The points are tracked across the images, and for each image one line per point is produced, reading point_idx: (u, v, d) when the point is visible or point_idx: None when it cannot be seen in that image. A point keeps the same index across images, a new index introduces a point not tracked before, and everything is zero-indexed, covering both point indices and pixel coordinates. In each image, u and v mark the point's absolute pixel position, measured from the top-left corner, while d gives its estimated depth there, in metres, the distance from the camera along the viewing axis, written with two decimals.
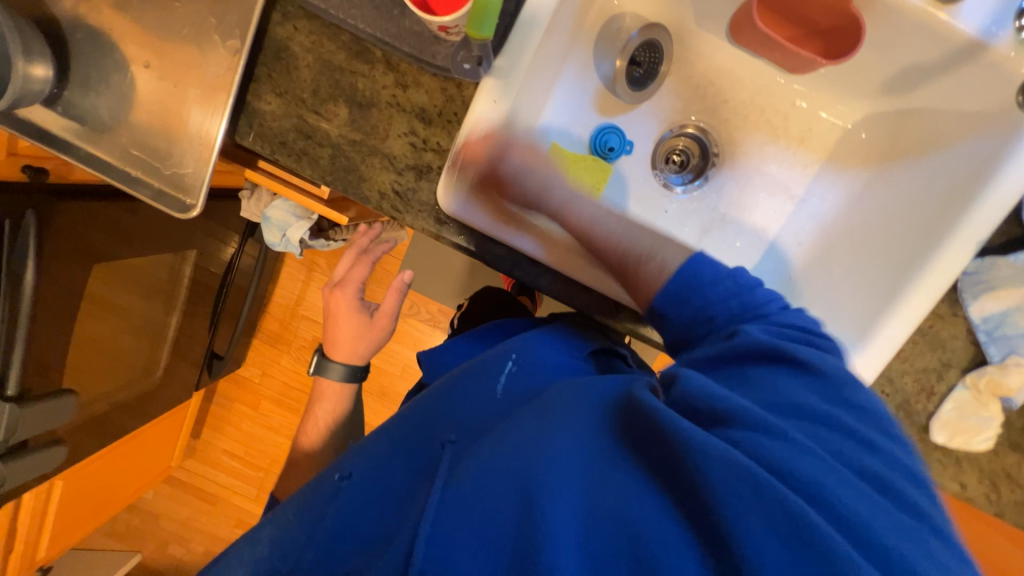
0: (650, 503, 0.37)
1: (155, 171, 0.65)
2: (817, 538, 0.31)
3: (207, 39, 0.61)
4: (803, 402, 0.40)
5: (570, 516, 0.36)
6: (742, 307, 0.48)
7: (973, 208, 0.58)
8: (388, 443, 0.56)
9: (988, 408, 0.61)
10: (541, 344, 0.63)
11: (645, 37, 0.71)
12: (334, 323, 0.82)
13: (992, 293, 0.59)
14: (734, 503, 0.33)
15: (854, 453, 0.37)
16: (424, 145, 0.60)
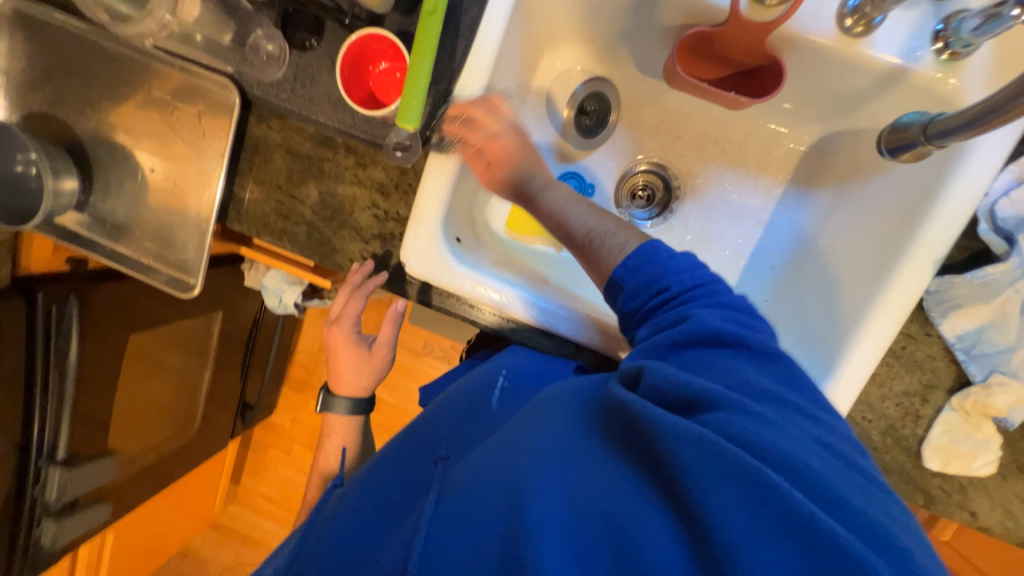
0: (624, 488, 0.40)
1: (165, 258, 0.75)
2: (782, 499, 0.33)
3: (196, 143, 0.70)
4: (753, 378, 0.42)
5: (557, 509, 0.39)
6: (696, 293, 0.48)
7: (925, 224, 0.58)
8: (389, 467, 0.60)
9: (981, 429, 0.58)
10: (522, 357, 0.69)
11: (590, 89, 0.76)
12: (335, 357, 0.87)
13: (961, 311, 0.57)
14: (702, 477, 0.35)
15: (804, 424, 0.40)
16: (386, 215, 0.67)
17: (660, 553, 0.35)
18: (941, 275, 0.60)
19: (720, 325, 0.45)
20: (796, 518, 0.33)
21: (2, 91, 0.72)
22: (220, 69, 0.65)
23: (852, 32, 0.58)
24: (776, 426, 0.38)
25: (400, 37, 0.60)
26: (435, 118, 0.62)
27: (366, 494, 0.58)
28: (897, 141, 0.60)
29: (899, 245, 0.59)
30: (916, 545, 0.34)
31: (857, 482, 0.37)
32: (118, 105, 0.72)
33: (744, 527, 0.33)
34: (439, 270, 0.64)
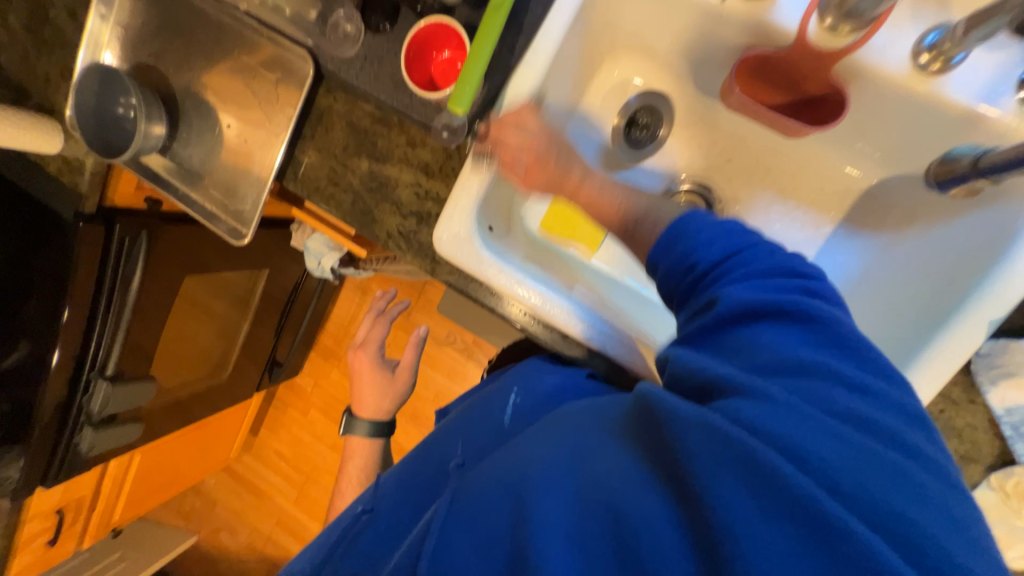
0: (632, 476, 0.39)
1: (226, 207, 0.82)
2: (789, 485, 0.32)
3: (268, 105, 0.76)
4: (790, 345, 0.39)
5: (560, 508, 0.41)
6: (748, 274, 0.44)
7: (998, 271, 0.54)
8: (416, 474, 0.64)
9: (1021, 516, 0.52)
10: (540, 374, 0.69)
11: (644, 101, 0.75)
12: (359, 383, 0.94)
13: (1013, 380, 0.52)
14: (707, 464, 0.34)
15: (844, 397, 0.36)
16: (426, 194, 0.70)
17: (660, 542, 0.35)
18: (995, 339, 0.55)
19: (757, 296, 0.41)
20: (800, 502, 0.31)
21: (116, 43, 0.82)
22: (299, 40, 0.70)
23: (928, 69, 0.55)
24: (797, 409, 0.35)
25: (465, 28, 0.63)
26: (487, 109, 0.65)
27: (395, 507, 0.62)
28: (946, 173, 0.59)
29: (969, 283, 0.56)
30: (956, 539, 0.31)
31: (901, 469, 0.33)
32: (211, 64, 0.80)
33: (744, 513, 0.32)
34: (469, 252, 0.67)
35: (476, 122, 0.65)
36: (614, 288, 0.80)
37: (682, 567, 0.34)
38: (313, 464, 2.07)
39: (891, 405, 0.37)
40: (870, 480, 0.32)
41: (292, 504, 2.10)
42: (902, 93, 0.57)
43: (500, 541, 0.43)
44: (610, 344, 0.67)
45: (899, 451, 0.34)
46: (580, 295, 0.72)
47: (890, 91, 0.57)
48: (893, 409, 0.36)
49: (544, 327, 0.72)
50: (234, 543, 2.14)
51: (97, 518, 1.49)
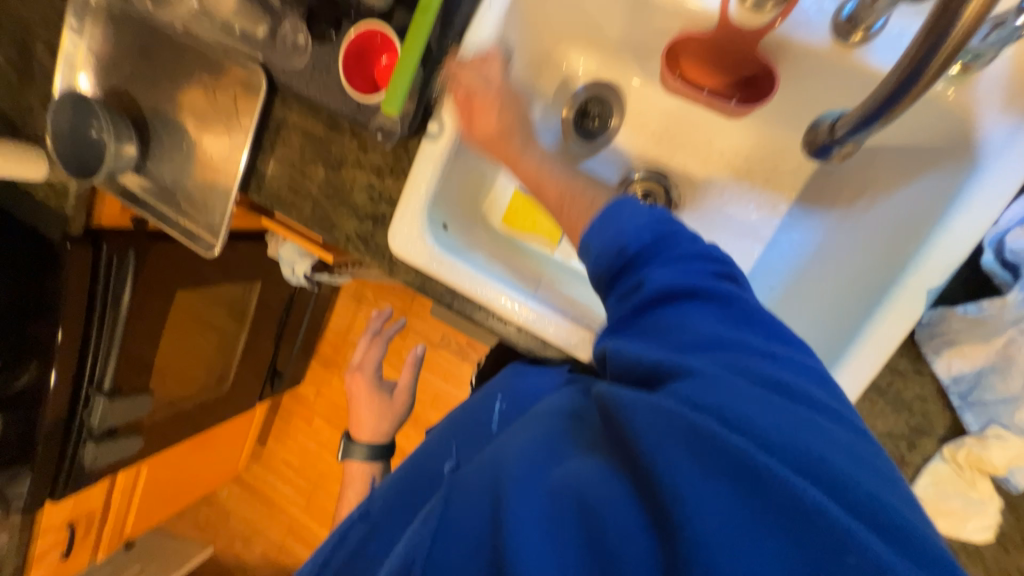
0: (595, 466, 0.40)
1: (198, 220, 0.85)
2: (720, 441, 0.34)
3: (231, 120, 0.79)
4: (717, 331, 0.42)
5: (535, 500, 0.39)
6: (683, 262, 0.46)
7: (935, 234, 0.53)
8: (408, 480, 0.64)
9: (977, 487, 0.51)
10: (522, 378, 0.70)
11: (591, 92, 0.76)
12: (356, 407, 0.94)
13: (955, 349, 0.51)
14: (653, 435, 0.36)
15: (759, 366, 0.40)
16: (380, 197, 0.72)
17: (625, 525, 0.35)
18: (936, 307, 0.54)
19: (670, 277, 0.45)
20: (743, 464, 0.33)
21: (91, 69, 0.86)
22: (253, 54, 0.73)
23: (849, 40, 0.56)
24: (725, 379, 0.38)
25: (402, 33, 0.65)
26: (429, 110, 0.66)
27: (386, 517, 0.61)
28: (812, 142, 0.59)
29: (910, 248, 0.55)
30: (873, 479, 0.34)
31: (816, 424, 0.36)
32: (177, 84, 0.83)
33: (687, 475, 0.34)
34: (422, 252, 0.68)
35: (419, 123, 0.66)
36: (575, 282, 0.80)
37: (644, 541, 0.34)
38: (320, 471, 2.11)
39: (798, 372, 0.41)
40: (794, 431, 0.35)
41: (302, 512, 2.13)
42: (830, 67, 0.57)
43: (477, 538, 0.42)
44: (569, 338, 0.66)
45: (812, 413, 0.38)
46: (541, 289, 0.74)
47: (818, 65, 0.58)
48: (794, 369, 0.40)
49: (506, 321, 0.72)
50: (248, 552, 2.19)
51: (109, 528, 1.54)
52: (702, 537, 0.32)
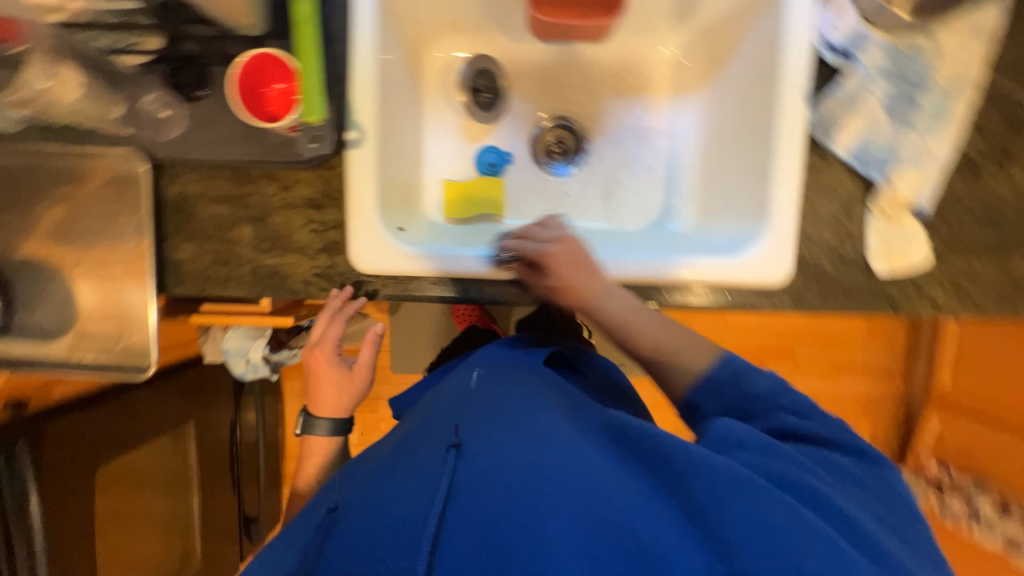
0: (638, 504, 0.45)
1: (112, 351, 0.71)
2: (792, 545, 0.42)
3: (109, 221, 0.68)
4: (766, 440, 0.51)
5: (573, 520, 0.44)
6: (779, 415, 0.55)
7: (783, 61, 0.67)
8: (389, 451, 0.59)
9: (905, 223, 0.65)
10: (498, 358, 0.71)
11: (474, 67, 0.83)
12: (317, 382, 0.77)
13: (842, 129, 0.65)
14: (716, 500, 0.44)
15: (802, 470, 0.49)
16: (324, 226, 0.68)
17: (669, 547, 0.42)
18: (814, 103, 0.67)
19: (729, 399, 0.57)
20: (832, 566, 0.41)
21: None
22: (119, 141, 0.65)
23: None
24: (802, 491, 0.47)
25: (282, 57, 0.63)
26: (341, 119, 0.65)
27: (371, 485, 0.53)
28: None
29: (771, 78, 0.68)
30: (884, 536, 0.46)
31: (843, 517, 0.46)
32: (22, 214, 0.70)
33: (740, 530, 0.42)
34: (393, 257, 0.67)
35: (336, 134, 0.65)
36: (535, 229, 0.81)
37: (684, 567, 0.41)
38: None
39: (864, 503, 0.50)
40: (837, 526, 0.45)
41: None
42: None
43: (508, 537, 0.43)
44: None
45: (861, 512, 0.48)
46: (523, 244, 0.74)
47: None
48: (836, 473, 0.52)
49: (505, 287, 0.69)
50: None
51: None
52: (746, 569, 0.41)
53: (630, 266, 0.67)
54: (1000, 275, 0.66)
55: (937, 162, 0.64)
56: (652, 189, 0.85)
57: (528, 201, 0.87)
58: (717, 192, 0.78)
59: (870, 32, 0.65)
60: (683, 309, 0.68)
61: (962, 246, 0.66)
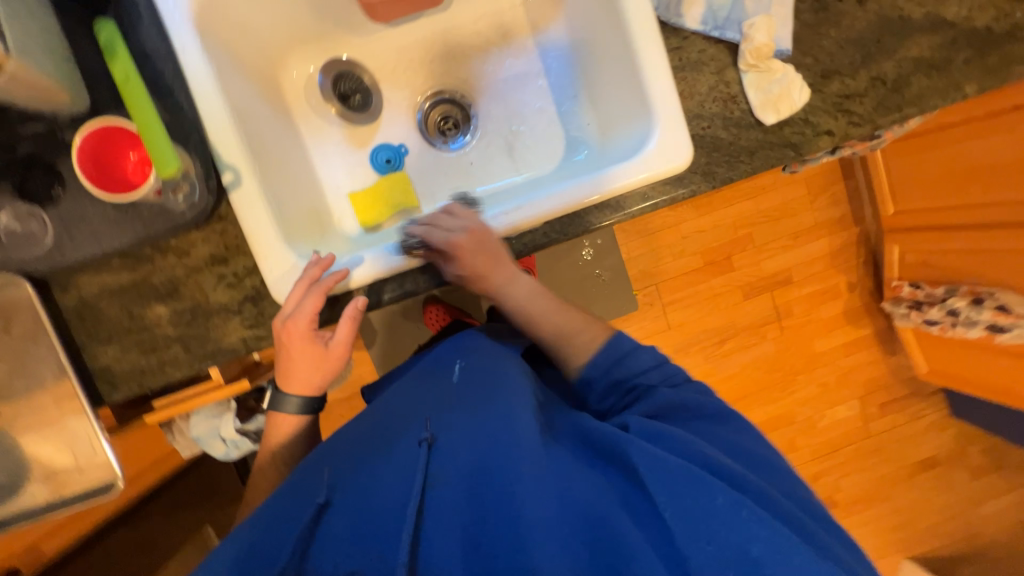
0: (601, 495, 0.51)
1: (75, 481, 0.68)
2: (738, 496, 0.49)
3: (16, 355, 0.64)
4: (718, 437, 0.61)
5: (543, 507, 0.49)
6: (739, 400, 0.61)
7: None
8: (364, 443, 0.62)
9: (775, 69, 0.67)
10: (475, 341, 0.73)
11: (330, 74, 0.81)
12: (289, 359, 0.67)
13: (686, 3, 0.67)
14: (672, 483, 0.50)
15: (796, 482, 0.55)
16: (238, 277, 0.66)
17: (623, 527, 0.48)
18: None
19: (671, 395, 0.64)
20: (754, 513, 0.47)
21: None
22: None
23: None
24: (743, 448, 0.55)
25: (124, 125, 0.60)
26: (213, 165, 0.63)
27: (357, 476, 0.56)
28: None
29: None
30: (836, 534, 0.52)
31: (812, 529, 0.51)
32: None
33: (691, 503, 0.49)
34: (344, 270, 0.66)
35: (213, 181, 0.63)
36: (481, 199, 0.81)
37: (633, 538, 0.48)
38: None
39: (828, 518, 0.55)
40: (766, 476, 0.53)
41: None
42: None
43: (482, 527, 0.50)
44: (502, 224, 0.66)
45: (777, 491, 0.56)
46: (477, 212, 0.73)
47: None
48: (821, 502, 0.57)
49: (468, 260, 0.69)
50: None
51: None
52: (688, 526, 0.48)
53: (547, 201, 0.66)
54: (872, 84, 0.70)
55: (781, 3, 0.66)
56: (548, 128, 0.85)
57: (438, 182, 0.87)
58: (604, 108, 0.79)
59: None
60: (610, 221, 0.69)
61: (833, 71, 0.69)
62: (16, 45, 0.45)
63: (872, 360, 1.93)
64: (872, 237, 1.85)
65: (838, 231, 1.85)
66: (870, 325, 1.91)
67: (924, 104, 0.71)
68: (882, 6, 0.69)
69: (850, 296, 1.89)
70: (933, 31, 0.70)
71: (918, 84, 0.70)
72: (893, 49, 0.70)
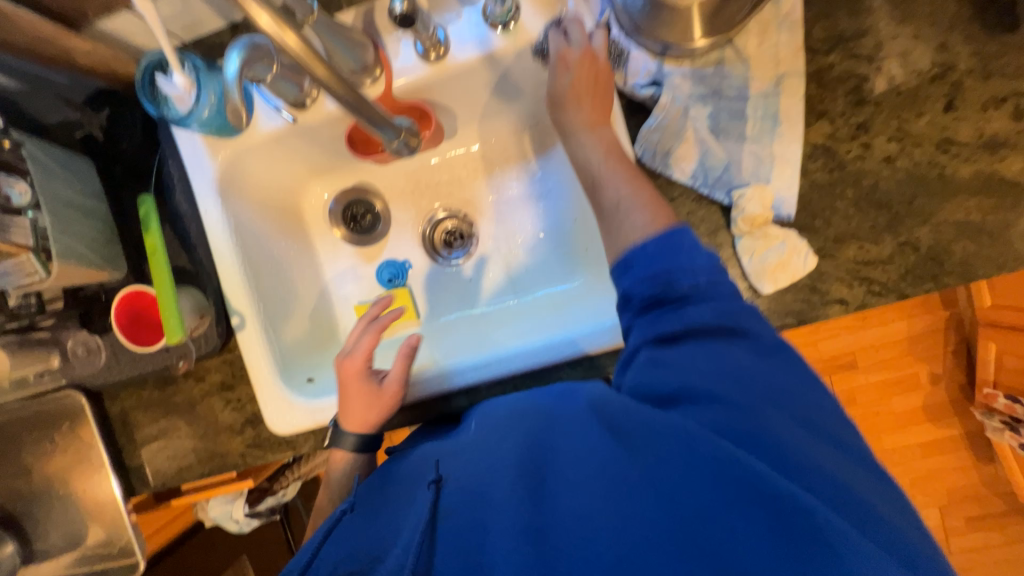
0: (622, 499, 0.40)
1: (107, 558, 0.79)
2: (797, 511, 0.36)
3: (71, 451, 0.77)
4: (746, 363, 0.45)
5: (558, 515, 0.41)
6: (701, 277, 0.47)
7: None
8: (381, 475, 0.57)
9: (773, 236, 0.61)
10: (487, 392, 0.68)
11: (341, 200, 0.85)
12: (343, 398, 0.67)
13: (676, 157, 0.61)
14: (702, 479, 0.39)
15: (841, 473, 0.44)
16: (242, 401, 0.74)
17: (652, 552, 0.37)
18: (638, 136, 0.63)
19: (655, 271, 0.48)
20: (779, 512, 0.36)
21: None
22: (59, 384, 0.75)
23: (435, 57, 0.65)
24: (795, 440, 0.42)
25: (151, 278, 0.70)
26: (225, 310, 0.72)
27: (369, 499, 0.54)
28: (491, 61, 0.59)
29: None
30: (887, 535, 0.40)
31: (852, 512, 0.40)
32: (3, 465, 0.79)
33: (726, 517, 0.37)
34: None
35: (223, 326, 0.72)
36: (505, 315, 0.81)
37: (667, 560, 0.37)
38: None
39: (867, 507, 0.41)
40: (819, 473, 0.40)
41: None
42: (444, 79, 0.67)
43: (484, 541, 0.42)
44: (471, 375, 0.69)
45: (826, 447, 0.42)
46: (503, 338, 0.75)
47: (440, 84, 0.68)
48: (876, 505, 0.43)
49: (491, 389, 0.71)
50: None
51: None
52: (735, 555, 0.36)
53: (565, 346, 0.68)
54: (899, 250, 0.61)
55: (785, 164, 0.60)
56: (552, 249, 0.81)
57: (438, 296, 0.85)
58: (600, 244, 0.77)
59: (667, 65, 0.61)
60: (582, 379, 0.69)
61: (847, 236, 0.61)
62: (58, 250, 0.57)
63: (961, 465, 1.63)
64: (965, 325, 1.57)
65: (920, 314, 1.59)
66: (958, 425, 1.62)
67: (968, 273, 0.60)
68: (915, 162, 0.60)
69: (933, 389, 1.61)
70: (984, 191, 0.59)
71: (963, 250, 0.60)
72: (928, 211, 0.60)
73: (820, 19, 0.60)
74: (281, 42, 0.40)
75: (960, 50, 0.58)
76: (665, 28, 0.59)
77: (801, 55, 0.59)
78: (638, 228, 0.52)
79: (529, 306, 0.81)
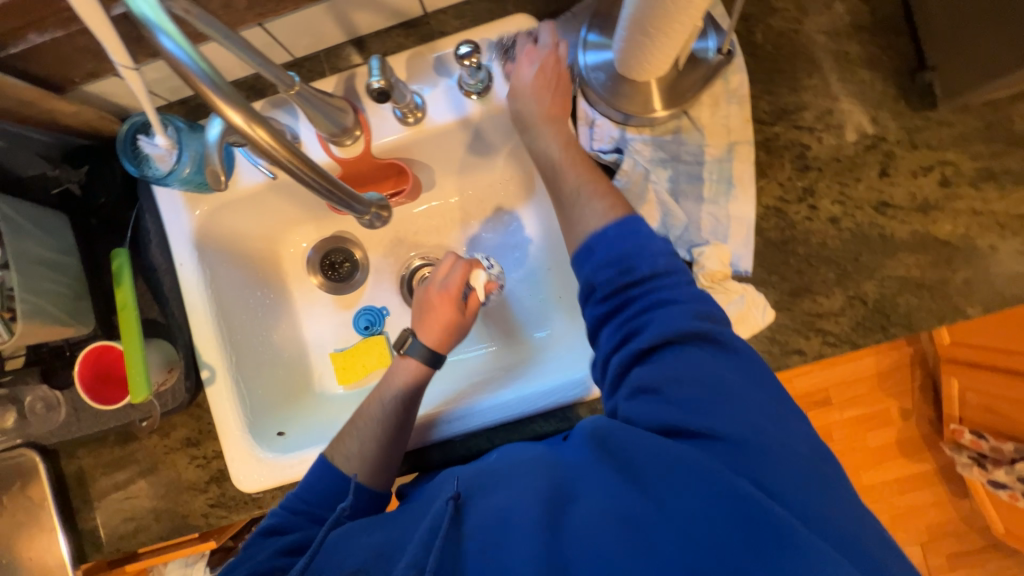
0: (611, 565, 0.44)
1: None
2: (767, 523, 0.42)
3: (14, 516, 0.72)
4: (732, 379, 0.49)
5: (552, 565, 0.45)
6: (669, 322, 0.51)
7: None
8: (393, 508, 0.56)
9: (733, 290, 0.64)
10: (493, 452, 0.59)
11: (321, 249, 0.86)
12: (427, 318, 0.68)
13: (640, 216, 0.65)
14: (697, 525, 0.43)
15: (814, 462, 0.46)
16: (207, 458, 0.72)
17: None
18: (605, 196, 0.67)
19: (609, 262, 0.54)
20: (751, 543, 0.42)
21: None
22: (11, 444, 0.71)
23: (412, 121, 0.69)
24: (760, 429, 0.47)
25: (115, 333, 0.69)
26: (195, 363, 0.71)
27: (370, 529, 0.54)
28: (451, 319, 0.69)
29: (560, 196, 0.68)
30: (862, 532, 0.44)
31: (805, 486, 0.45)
32: None
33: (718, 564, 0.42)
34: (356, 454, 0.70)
35: (191, 380, 0.71)
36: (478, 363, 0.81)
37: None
38: None
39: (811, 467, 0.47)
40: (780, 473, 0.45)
41: None
42: (416, 139, 0.71)
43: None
44: (439, 430, 0.68)
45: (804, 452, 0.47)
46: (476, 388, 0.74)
47: (414, 143, 0.71)
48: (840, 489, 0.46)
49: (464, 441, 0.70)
50: None
51: None
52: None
53: (538, 397, 0.67)
54: (849, 303, 0.65)
55: (740, 225, 0.64)
56: (527, 296, 0.82)
57: None
58: (573, 292, 0.78)
59: (629, 132, 0.66)
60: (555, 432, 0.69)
61: (800, 290, 0.65)
62: (25, 311, 0.57)
63: (936, 501, 1.65)
64: (929, 361, 1.64)
65: (886, 350, 1.64)
66: (929, 459, 1.65)
67: (912, 324, 0.64)
68: (858, 223, 0.65)
69: (903, 424, 1.65)
70: (920, 249, 0.64)
71: (907, 304, 0.64)
72: (873, 267, 0.64)
73: (765, 95, 0.66)
74: (250, 140, 0.39)
75: (889, 124, 0.64)
76: (625, 101, 0.64)
77: (749, 126, 0.65)
78: (597, 216, 0.59)
79: (504, 353, 0.81)
